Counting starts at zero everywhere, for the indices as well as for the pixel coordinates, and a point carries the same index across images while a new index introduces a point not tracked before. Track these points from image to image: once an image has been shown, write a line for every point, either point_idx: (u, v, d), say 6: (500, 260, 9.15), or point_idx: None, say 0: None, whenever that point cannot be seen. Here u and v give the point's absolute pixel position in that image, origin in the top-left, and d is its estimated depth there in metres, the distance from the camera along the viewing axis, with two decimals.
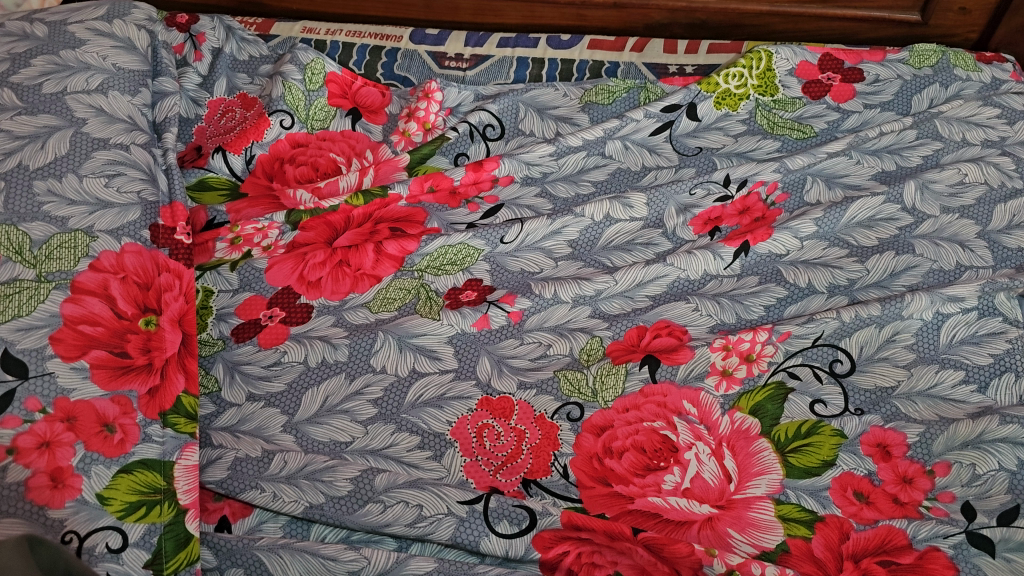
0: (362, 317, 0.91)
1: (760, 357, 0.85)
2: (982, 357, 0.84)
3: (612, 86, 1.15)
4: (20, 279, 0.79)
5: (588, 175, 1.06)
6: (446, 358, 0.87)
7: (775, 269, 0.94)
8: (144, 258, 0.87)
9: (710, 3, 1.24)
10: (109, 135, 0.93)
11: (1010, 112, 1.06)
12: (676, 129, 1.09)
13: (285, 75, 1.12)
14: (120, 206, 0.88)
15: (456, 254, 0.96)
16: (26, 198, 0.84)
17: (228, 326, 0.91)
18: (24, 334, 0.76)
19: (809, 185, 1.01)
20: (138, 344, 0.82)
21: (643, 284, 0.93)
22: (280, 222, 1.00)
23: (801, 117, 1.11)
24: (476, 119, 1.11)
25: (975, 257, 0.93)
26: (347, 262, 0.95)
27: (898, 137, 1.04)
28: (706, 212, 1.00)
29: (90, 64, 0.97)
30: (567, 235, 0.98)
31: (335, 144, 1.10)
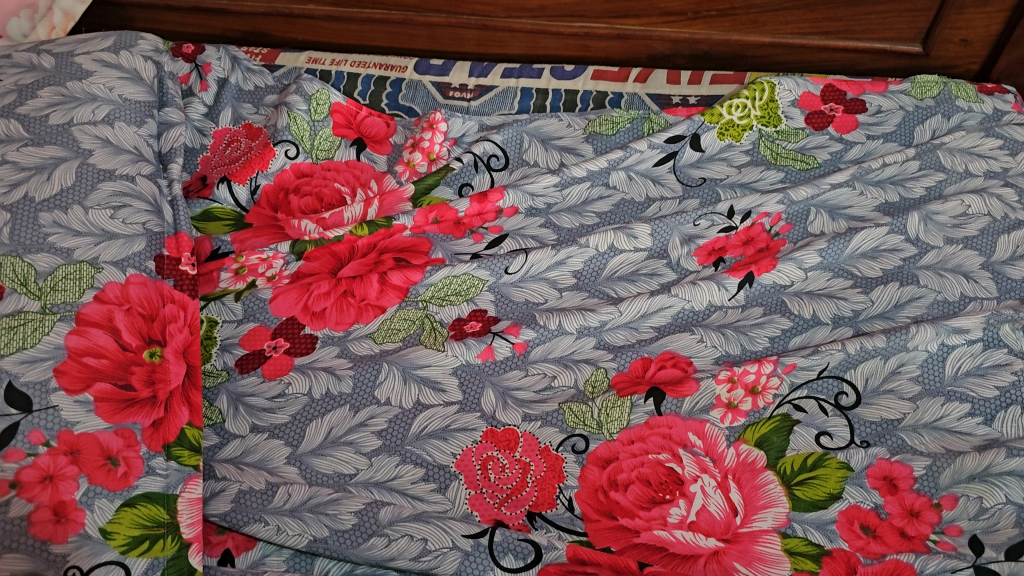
0: (367, 348, 0.91)
1: (766, 390, 0.84)
2: (988, 390, 0.84)
3: (616, 117, 1.15)
4: (25, 311, 0.79)
5: (592, 206, 1.06)
6: (451, 390, 0.87)
7: (779, 300, 0.94)
8: (148, 289, 0.87)
9: (713, 34, 1.24)
10: (115, 166, 0.93)
11: (1012, 143, 1.06)
12: (679, 159, 1.09)
13: (291, 105, 1.12)
14: (126, 237, 0.88)
15: (461, 285, 0.96)
16: (32, 230, 0.84)
17: (232, 357, 0.90)
18: (29, 366, 0.76)
19: (812, 216, 1.01)
20: (143, 376, 0.81)
21: (648, 315, 0.93)
22: (284, 252, 1.00)
23: (804, 147, 1.11)
24: (480, 149, 1.11)
25: (978, 288, 0.93)
26: (352, 293, 0.95)
27: (901, 167, 1.05)
28: (709, 242, 1.00)
29: (97, 95, 0.97)
30: (571, 265, 0.98)
31: (340, 174, 1.10)
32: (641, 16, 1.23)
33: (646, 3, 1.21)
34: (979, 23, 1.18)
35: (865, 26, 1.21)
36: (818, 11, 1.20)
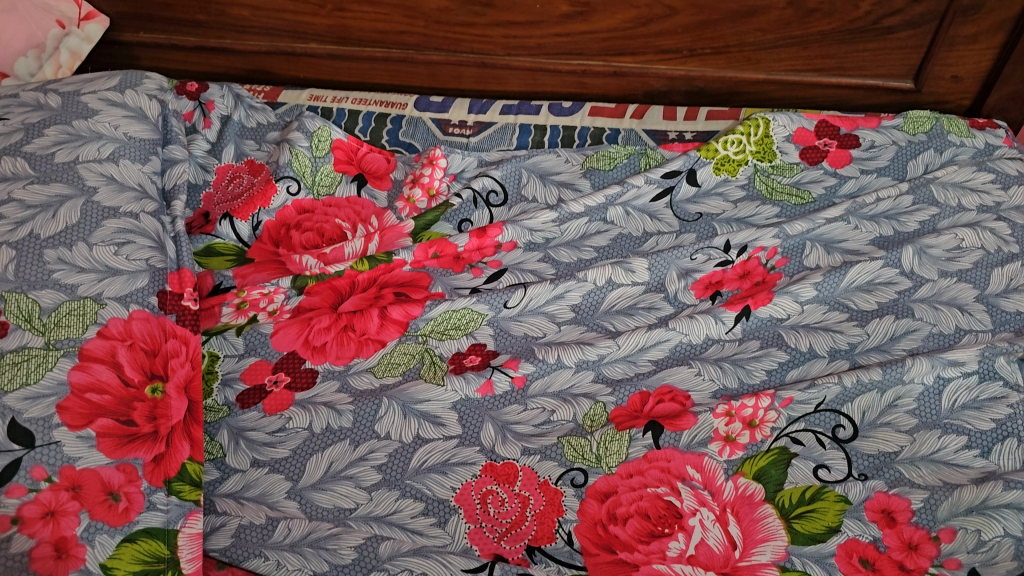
0: (367, 382, 0.92)
1: (763, 423, 0.85)
2: (984, 422, 0.84)
3: (613, 153, 1.17)
4: (29, 347, 0.80)
5: (590, 240, 1.07)
6: (450, 424, 0.87)
7: (776, 333, 0.95)
8: (151, 325, 0.88)
9: (708, 71, 1.26)
10: (119, 203, 0.94)
11: (1004, 177, 1.08)
12: (676, 195, 1.11)
13: (292, 142, 1.14)
14: (129, 273, 0.89)
15: (460, 319, 0.97)
16: (37, 266, 0.85)
17: (234, 392, 0.91)
18: (32, 402, 0.77)
19: (808, 250, 1.03)
20: (144, 412, 0.82)
21: (646, 348, 0.94)
22: (285, 288, 1.01)
23: (799, 182, 1.12)
24: (479, 185, 1.13)
25: (973, 320, 0.94)
26: (352, 327, 0.96)
27: (895, 202, 1.06)
28: (706, 276, 1.01)
29: (102, 133, 0.99)
30: (570, 299, 0.99)
31: (341, 210, 1.12)
32: (637, 54, 1.25)
33: (642, 41, 1.23)
34: (969, 60, 1.20)
35: (857, 63, 1.23)
36: (811, 49, 1.22)
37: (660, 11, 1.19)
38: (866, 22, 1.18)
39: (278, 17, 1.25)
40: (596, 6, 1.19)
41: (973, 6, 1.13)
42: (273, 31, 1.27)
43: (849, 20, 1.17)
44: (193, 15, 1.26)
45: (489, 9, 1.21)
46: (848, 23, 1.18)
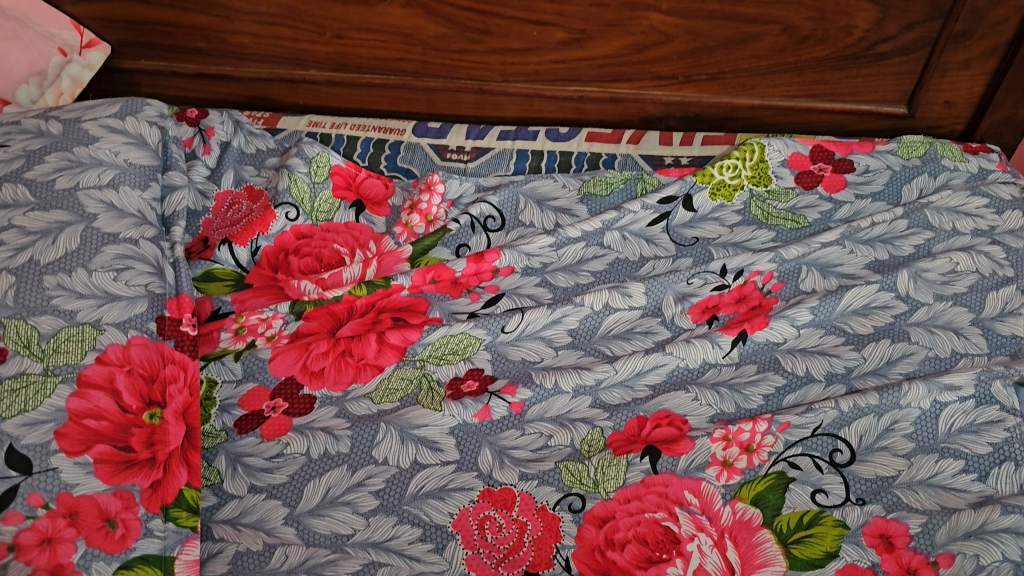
0: (365, 408, 0.92)
1: (760, 447, 0.85)
2: (981, 446, 0.85)
3: (610, 178, 1.17)
4: (27, 373, 0.80)
5: (587, 265, 1.08)
6: (448, 450, 0.87)
7: (773, 357, 0.95)
8: (149, 350, 0.88)
9: (703, 96, 1.27)
10: (118, 229, 0.95)
11: (997, 202, 1.09)
12: (672, 220, 1.11)
13: (291, 167, 1.15)
14: (128, 299, 0.90)
15: (458, 344, 0.98)
16: (36, 292, 0.85)
17: (231, 418, 0.91)
18: (30, 429, 0.77)
19: (804, 274, 1.03)
20: (142, 438, 0.82)
21: (643, 373, 0.94)
22: (284, 312, 1.01)
23: (794, 207, 1.13)
24: (477, 210, 1.13)
25: (969, 344, 0.94)
26: (350, 352, 0.97)
27: (890, 226, 1.07)
28: (703, 300, 1.02)
29: (103, 160, 1.00)
30: (567, 324, 0.99)
31: (339, 235, 1.12)
32: (633, 80, 1.27)
33: (637, 67, 1.24)
34: (962, 86, 1.21)
35: (851, 88, 1.24)
36: (805, 75, 1.23)
37: (656, 38, 1.20)
38: (859, 48, 1.19)
39: (278, 44, 1.26)
40: (592, 33, 1.20)
41: (964, 32, 1.14)
42: (273, 58, 1.28)
43: (842, 46, 1.19)
44: (193, 42, 1.27)
45: (487, 36, 1.23)
46: (841, 50, 1.19)
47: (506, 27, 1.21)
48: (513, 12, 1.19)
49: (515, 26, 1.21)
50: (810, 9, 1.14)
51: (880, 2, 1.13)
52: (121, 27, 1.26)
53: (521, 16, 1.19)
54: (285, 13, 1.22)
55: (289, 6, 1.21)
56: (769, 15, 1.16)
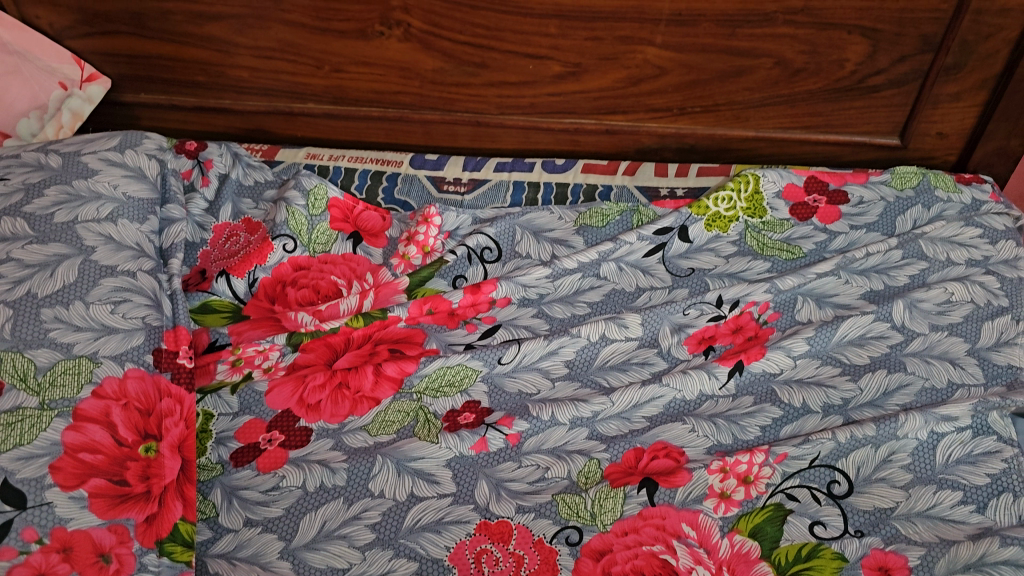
0: (361, 440, 0.92)
1: (758, 479, 0.85)
2: (979, 477, 0.84)
3: (606, 210, 1.18)
4: (23, 407, 0.80)
5: (583, 296, 1.08)
6: (444, 482, 0.87)
7: (769, 388, 0.95)
8: (146, 383, 0.88)
9: (698, 128, 1.28)
10: (117, 262, 0.95)
11: (991, 232, 1.10)
12: (668, 251, 1.12)
13: (289, 201, 1.16)
14: (125, 331, 0.90)
15: (454, 375, 0.97)
16: (33, 325, 0.86)
17: (227, 450, 0.91)
18: (25, 463, 0.77)
19: (800, 304, 1.04)
20: (137, 471, 0.82)
21: (639, 405, 0.94)
22: (281, 344, 1.01)
23: (790, 238, 1.14)
24: (474, 242, 1.14)
25: (966, 374, 0.95)
26: (346, 385, 0.97)
27: (885, 257, 1.07)
28: (700, 331, 1.02)
29: (102, 193, 1.00)
30: (564, 355, 1.00)
31: (336, 267, 1.13)
32: (628, 113, 1.28)
33: (633, 100, 1.26)
34: (954, 118, 1.22)
35: (844, 120, 1.26)
36: (799, 107, 1.24)
37: (650, 71, 1.22)
38: (852, 81, 1.20)
39: (277, 78, 1.28)
40: (588, 66, 1.22)
41: (955, 65, 1.16)
42: (271, 91, 1.30)
43: (835, 79, 1.20)
44: (193, 76, 1.29)
45: (483, 70, 1.24)
46: (834, 82, 1.21)
47: (502, 61, 1.23)
48: (509, 45, 1.20)
49: (512, 60, 1.22)
50: (803, 42, 1.16)
51: (871, 36, 1.14)
52: (122, 62, 1.28)
53: (517, 49, 1.21)
54: (284, 47, 1.23)
55: (288, 40, 1.22)
56: (762, 49, 1.17)
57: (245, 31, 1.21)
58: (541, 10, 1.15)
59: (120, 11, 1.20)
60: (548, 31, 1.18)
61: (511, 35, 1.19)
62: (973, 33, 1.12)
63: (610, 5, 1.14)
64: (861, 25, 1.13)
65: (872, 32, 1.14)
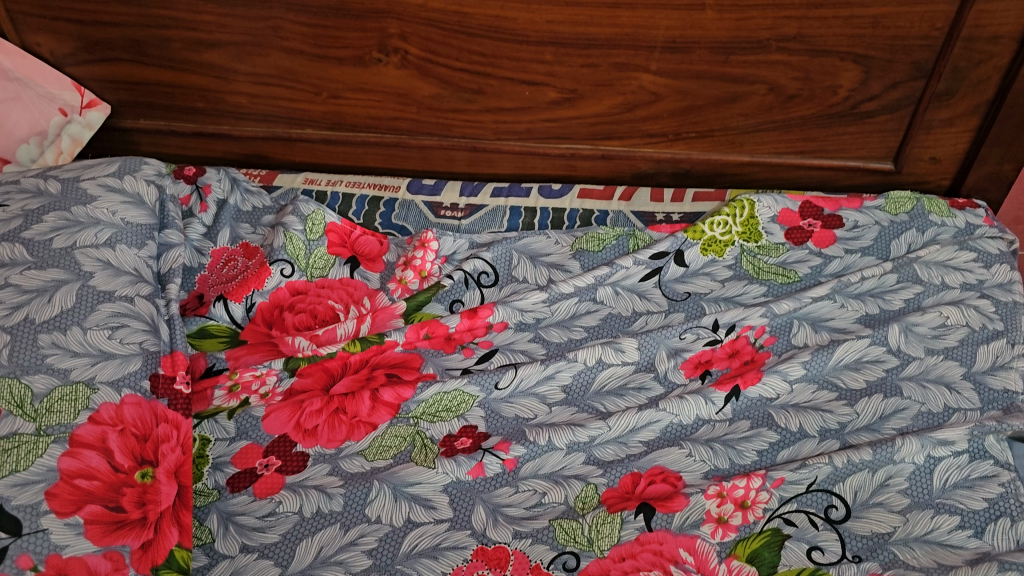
0: (358, 465, 0.91)
1: (755, 504, 0.85)
2: (976, 501, 0.84)
3: (602, 234, 1.19)
4: (20, 433, 0.80)
5: (579, 320, 1.09)
6: (441, 508, 0.87)
7: (766, 413, 0.95)
8: (142, 409, 0.88)
9: (693, 153, 1.29)
10: (114, 287, 0.95)
11: (985, 256, 1.10)
12: (664, 275, 1.12)
13: (286, 226, 1.16)
14: (122, 357, 0.90)
15: (451, 401, 0.98)
16: (30, 350, 0.86)
17: (223, 476, 0.91)
18: (21, 489, 0.76)
19: (795, 328, 1.04)
20: (133, 497, 0.82)
21: (636, 429, 0.94)
22: (278, 369, 1.01)
23: (785, 262, 1.14)
24: (470, 266, 1.15)
25: (962, 398, 0.95)
26: (343, 410, 0.97)
27: (879, 281, 1.08)
28: (696, 355, 1.02)
29: (100, 219, 1.01)
30: (560, 380, 1.00)
31: (333, 292, 1.13)
32: (624, 138, 1.29)
33: (628, 126, 1.27)
34: (946, 143, 1.24)
35: (838, 145, 1.27)
36: (793, 132, 1.25)
37: (645, 97, 1.23)
38: (844, 107, 1.22)
39: (275, 104, 1.28)
40: (583, 93, 1.23)
41: (947, 91, 1.17)
42: (270, 117, 1.30)
43: (828, 105, 1.21)
44: (193, 103, 1.29)
45: (480, 96, 1.25)
46: (827, 108, 1.22)
47: (499, 87, 1.24)
48: (506, 72, 1.22)
49: (508, 86, 1.23)
50: (796, 69, 1.17)
51: (863, 62, 1.16)
52: (122, 88, 1.28)
53: (514, 76, 1.22)
54: (282, 74, 1.24)
55: (287, 67, 1.23)
56: (755, 75, 1.19)
57: (243, 58, 1.22)
58: (537, 37, 1.17)
59: (120, 38, 1.22)
60: (543, 58, 1.19)
61: (507, 62, 1.20)
62: (964, 60, 1.13)
63: (605, 32, 1.15)
64: (853, 52, 1.15)
65: (864, 59, 1.15)
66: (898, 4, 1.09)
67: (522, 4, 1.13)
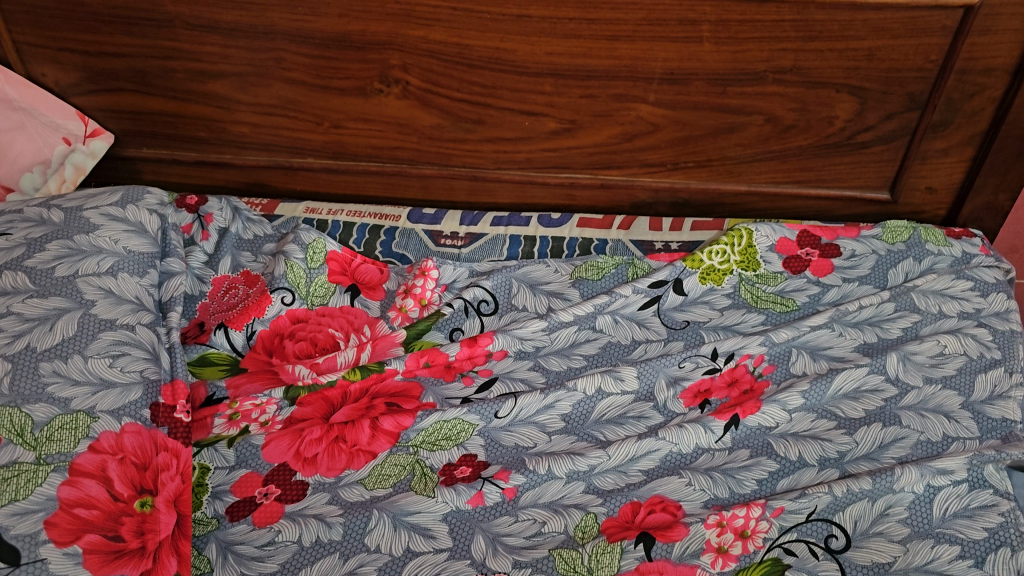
0: (357, 494, 0.91)
1: (755, 534, 0.85)
2: (977, 531, 0.84)
3: (601, 263, 1.19)
4: (19, 461, 0.80)
5: (579, 348, 1.09)
6: (440, 537, 0.87)
7: (765, 442, 0.95)
8: (142, 437, 0.88)
9: (692, 183, 1.31)
10: (116, 315, 0.96)
11: (982, 285, 1.11)
12: (664, 303, 1.13)
13: (288, 254, 1.17)
14: (123, 385, 0.90)
15: (450, 429, 0.98)
16: (31, 379, 0.86)
17: (223, 505, 0.90)
18: (20, 518, 0.76)
19: (794, 356, 1.05)
20: (132, 527, 0.81)
21: (636, 458, 0.94)
22: (278, 398, 1.02)
23: (784, 290, 1.15)
24: (470, 294, 1.15)
25: (961, 427, 0.95)
26: (343, 439, 0.97)
27: (877, 309, 1.09)
28: (695, 384, 1.02)
29: (103, 247, 1.01)
30: (560, 409, 1.00)
31: (334, 320, 1.13)
32: (623, 168, 1.30)
33: (627, 156, 1.28)
34: (942, 173, 1.25)
35: (835, 175, 1.28)
36: (790, 162, 1.27)
37: (644, 127, 1.24)
38: (841, 137, 1.23)
39: (277, 133, 1.30)
40: (583, 123, 1.24)
41: (942, 122, 1.18)
42: (272, 146, 1.32)
43: (825, 135, 1.23)
44: (196, 132, 1.31)
45: (480, 126, 1.26)
46: (824, 139, 1.23)
47: (499, 117, 1.25)
48: (506, 103, 1.23)
49: (508, 117, 1.25)
50: (792, 100, 1.19)
51: (858, 94, 1.17)
52: (126, 118, 1.30)
53: (514, 107, 1.23)
54: (285, 104, 1.25)
55: (289, 97, 1.25)
56: (753, 106, 1.20)
57: (246, 88, 1.24)
58: (537, 68, 1.18)
59: (125, 69, 1.23)
60: (543, 89, 1.21)
61: (507, 93, 1.22)
62: (958, 92, 1.14)
63: (604, 64, 1.16)
64: (848, 84, 1.16)
65: (860, 91, 1.17)
66: (892, 37, 1.10)
67: (521, 37, 1.15)
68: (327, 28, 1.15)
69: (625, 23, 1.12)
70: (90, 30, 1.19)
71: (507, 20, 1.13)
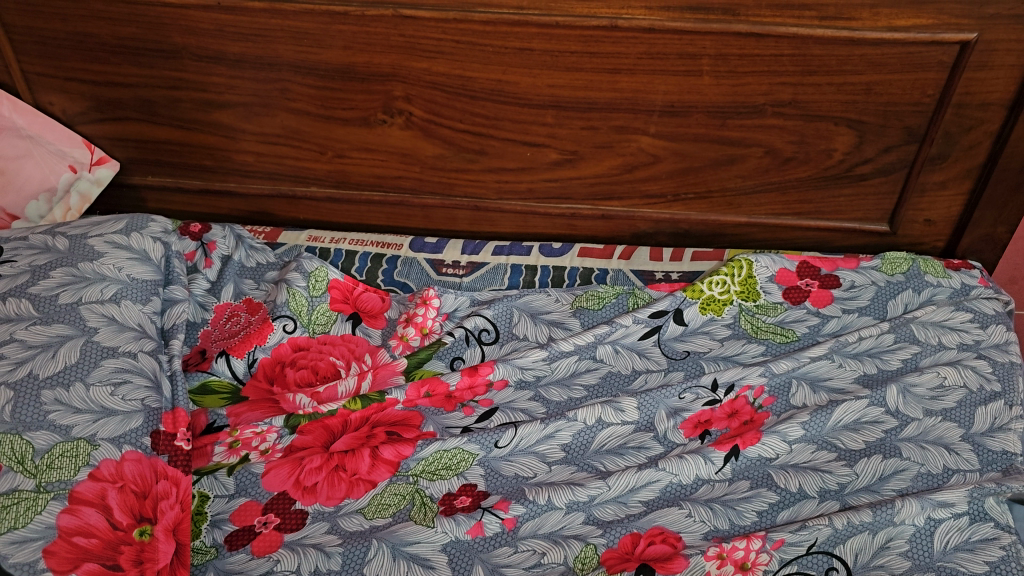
0: (356, 524, 0.91)
1: (755, 566, 0.84)
2: (978, 565, 0.84)
3: (602, 292, 1.20)
4: (19, 489, 0.80)
5: (579, 378, 1.10)
6: (440, 567, 0.86)
7: (765, 473, 0.95)
8: (143, 465, 0.88)
9: (692, 214, 1.31)
10: (118, 343, 0.96)
11: (981, 316, 1.12)
12: (664, 333, 1.13)
13: (290, 281, 1.18)
14: (123, 414, 0.90)
15: (450, 459, 0.98)
16: (33, 407, 0.86)
17: (222, 533, 0.90)
18: (19, 547, 0.77)
19: (794, 388, 1.05)
20: (131, 556, 0.81)
21: (635, 489, 0.93)
22: (278, 427, 1.02)
23: (784, 321, 1.16)
24: (471, 323, 1.15)
25: (961, 459, 0.95)
26: (343, 467, 0.97)
27: (877, 340, 1.09)
28: (695, 415, 1.03)
29: (107, 275, 1.02)
30: (560, 439, 1.00)
31: (335, 348, 1.14)
32: (624, 199, 1.31)
33: (628, 187, 1.29)
34: (940, 206, 1.26)
35: (834, 207, 1.29)
36: (789, 194, 1.28)
37: (644, 159, 1.25)
38: (839, 170, 1.24)
39: (282, 163, 1.31)
40: (584, 154, 1.26)
41: (940, 155, 1.19)
42: (275, 175, 1.33)
43: (824, 168, 1.24)
44: (201, 160, 1.32)
45: (482, 156, 1.27)
46: (823, 171, 1.24)
47: (500, 148, 1.26)
48: (508, 134, 1.24)
49: (509, 147, 1.26)
50: (791, 133, 1.20)
51: (857, 127, 1.18)
52: (132, 146, 1.31)
53: (516, 138, 1.24)
54: (288, 134, 1.27)
55: (293, 127, 1.26)
56: (753, 139, 1.21)
57: (251, 118, 1.25)
58: (538, 100, 1.19)
59: (132, 98, 1.24)
60: (544, 120, 1.22)
61: (509, 124, 1.23)
62: (956, 125, 1.16)
63: (605, 97, 1.18)
64: (847, 117, 1.17)
65: (858, 124, 1.18)
66: (890, 72, 1.12)
67: (523, 69, 1.16)
68: (333, 59, 1.17)
69: (626, 57, 1.13)
70: (98, 60, 1.20)
71: (509, 53, 1.14)
